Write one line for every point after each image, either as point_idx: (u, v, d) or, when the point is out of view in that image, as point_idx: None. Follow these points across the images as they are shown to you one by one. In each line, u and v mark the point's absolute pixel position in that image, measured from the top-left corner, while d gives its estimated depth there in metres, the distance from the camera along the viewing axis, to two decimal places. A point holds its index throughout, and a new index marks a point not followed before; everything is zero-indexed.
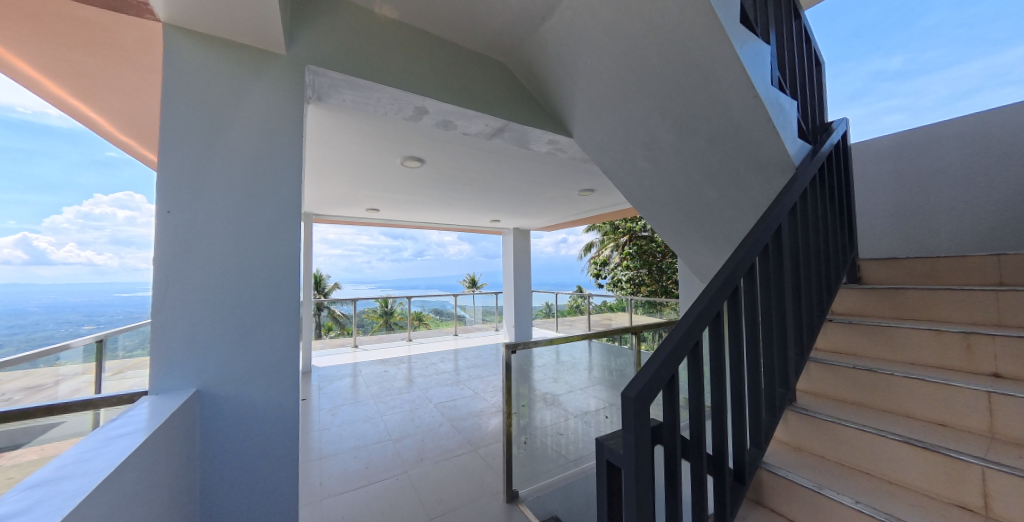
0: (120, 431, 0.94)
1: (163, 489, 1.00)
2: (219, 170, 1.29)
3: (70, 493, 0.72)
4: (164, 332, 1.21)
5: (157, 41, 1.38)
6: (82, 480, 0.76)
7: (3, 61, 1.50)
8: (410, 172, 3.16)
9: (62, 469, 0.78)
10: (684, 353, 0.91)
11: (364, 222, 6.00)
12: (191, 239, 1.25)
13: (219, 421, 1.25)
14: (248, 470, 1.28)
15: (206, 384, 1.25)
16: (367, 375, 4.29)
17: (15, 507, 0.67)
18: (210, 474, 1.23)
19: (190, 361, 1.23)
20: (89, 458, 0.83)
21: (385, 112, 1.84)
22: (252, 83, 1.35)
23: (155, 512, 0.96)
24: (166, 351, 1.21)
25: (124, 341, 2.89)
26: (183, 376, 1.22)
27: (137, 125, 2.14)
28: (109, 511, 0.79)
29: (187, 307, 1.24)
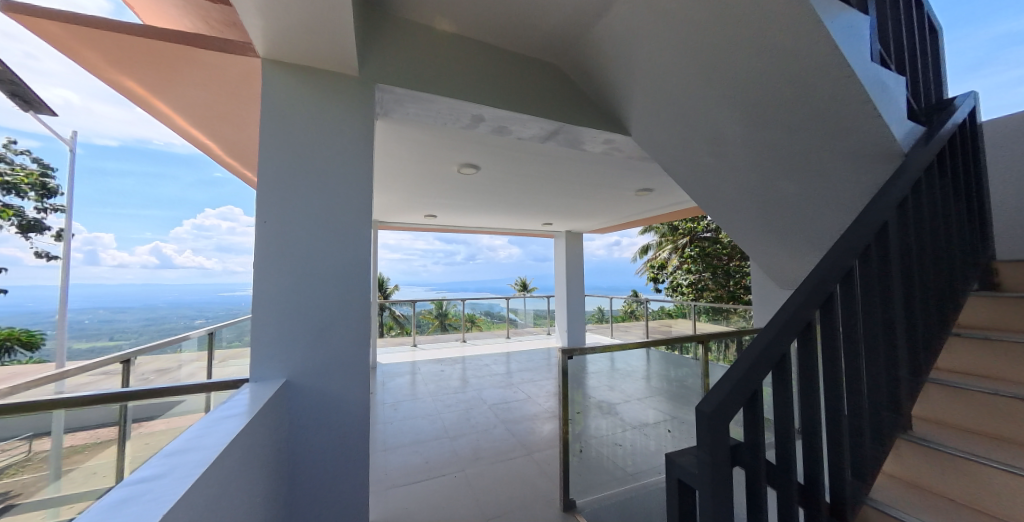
0: (229, 414, 1.09)
1: (259, 468, 1.13)
2: (308, 183, 1.45)
3: (194, 464, 0.84)
4: (261, 328, 1.38)
5: (259, 75, 1.59)
6: (201, 453, 0.89)
7: (146, 103, 1.83)
8: (464, 179, 3.28)
9: (187, 442, 0.92)
10: (769, 367, 0.83)
11: (423, 227, 6.34)
12: (283, 246, 1.41)
13: (303, 411, 1.39)
14: (329, 454, 1.42)
15: (293, 376, 1.39)
16: (425, 374, 4.50)
17: (155, 471, 0.80)
18: (296, 459, 1.37)
19: (281, 354, 1.39)
20: (206, 434, 0.97)
21: (445, 122, 1.93)
22: (331, 104, 1.50)
23: (254, 487, 1.09)
24: (264, 345, 1.38)
25: (226, 333, 3.22)
26: (275, 367, 1.38)
27: (239, 150, 2.48)
28: (221, 483, 0.91)
29: (279, 305, 1.40)
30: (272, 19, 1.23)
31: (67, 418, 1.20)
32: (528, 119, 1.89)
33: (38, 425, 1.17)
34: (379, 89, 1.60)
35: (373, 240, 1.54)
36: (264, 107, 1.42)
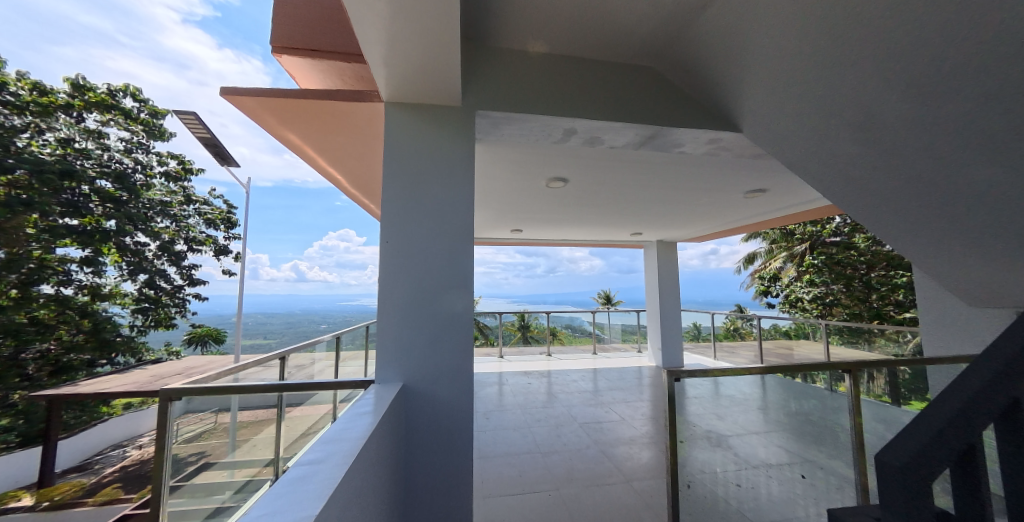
0: (362, 411, 1.26)
1: (386, 460, 1.27)
2: (423, 206, 1.63)
3: (346, 453, 0.98)
4: (384, 336, 1.56)
5: (381, 117, 1.85)
6: (348, 444, 1.03)
7: (299, 150, 2.27)
8: (551, 192, 3.31)
9: (336, 433, 1.08)
10: (985, 421, 0.74)
11: (506, 242, 6.57)
12: (401, 262, 1.59)
13: (416, 412, 1.54)
14: (440, 454, 1.54)
15: (408, 379, 1.55)
16: (513, 385, 4.58)
17: (317, 455, 0.95)
18: (412, 455, 1.52)
19: (400, 360, 1.56)
20: (348, 428, 1.12)
21: (537, 138, 1.99)
22: (441, 134, 1.68)
23: (382, 476, 1.23)
24: (387, 351, 1.56)
25: (346, 337, 3.43)
26: (395, 370, 1.55)
27: (361, 181, 2.91)
28: (364, 471, 1.04)
29: (397, 314, 1.57)
30: (396, 66, 1.43)
31: (239, 400, 1.53)
32: (623, 128, 1.84)
33: (220, 402, 1.51)
34: (480, 114, 1.73)
35: (475, 255, 1.66)
36: (387, 142, 1.65)
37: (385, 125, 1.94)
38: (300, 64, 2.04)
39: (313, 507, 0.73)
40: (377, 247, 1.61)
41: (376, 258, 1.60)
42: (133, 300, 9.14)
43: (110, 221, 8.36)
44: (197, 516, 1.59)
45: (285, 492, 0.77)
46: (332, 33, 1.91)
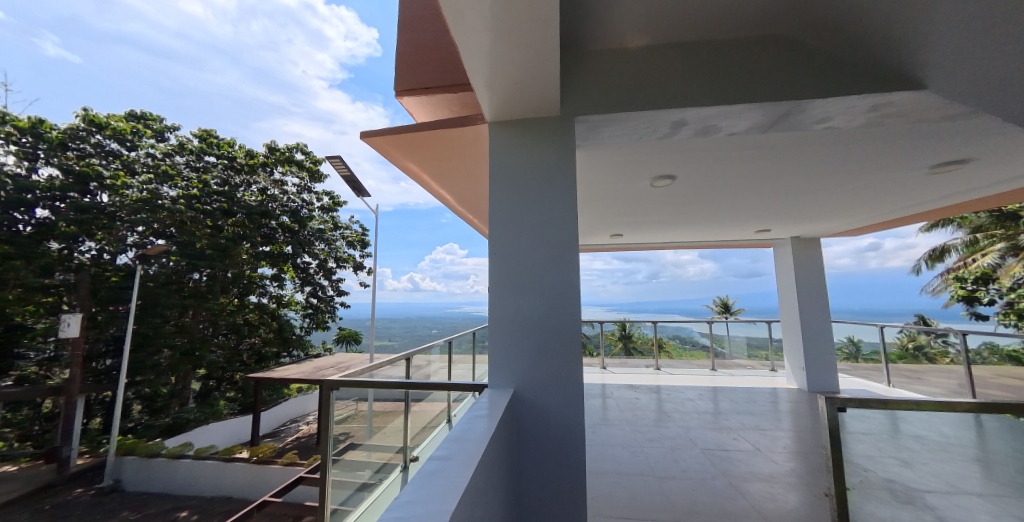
0: (479, 414, 1.35)
1: (502, 463, 1.33)
2: (528, 217, 1.69)
3: (472, 454, 1.06)
4: (497, 342, 1.66)
5: (485, 136, 1.97)
6: (470, 444, 1.11)
7: (419, 178, 2.59)
8: (657, 192, 3.09)
9: (459, 434, 1.17)
10: None
11: (606, 248, 6.34)
12: (509, 271, 1.67)
13: (527, 420, 1.57)
14: (551, 464, 1.54)
15: (519, 386, 1.60)
16: (618, 399, 4.34)
17: (445, 453, 1.06)
18: (526, 463, 1.55)
19: (511, 366, 1.62)
20: (469, 429, 1.21)
21: (642, 135, 1.88)
22: (541, 144, 1.73)
23: (500, 478, 1.28)
24: (498, 357, 1.64)
25: (457, 342, 3.65)
26: (507, 375, 1.62)
27: (470, 199, 3.16)
28: (486, 471, 1.11)
29: (506, 321, 1.65)
30: (498, 87, 1.53)
31: (374, 392, 1.84)
32: (745, 110, 1.61)
33: (359, 393, 1.86)
34: (579, 119, 1.72)
35: (581, 263, 1.63)
36: (492, 159, 1.75)
37: (490, 144, 2.06)
38: (418, 102, 2.34)
39: (448, 503, 0.81)
40: (487, 259, 1.73)
41: (487, 268, 1.71)
42: (302, 306, 11.57)
43: (288, 247, 10.91)
44: (349, 487, 1.91)
45: (422, 486, 0.87)
46: (442, 68, 2.14)
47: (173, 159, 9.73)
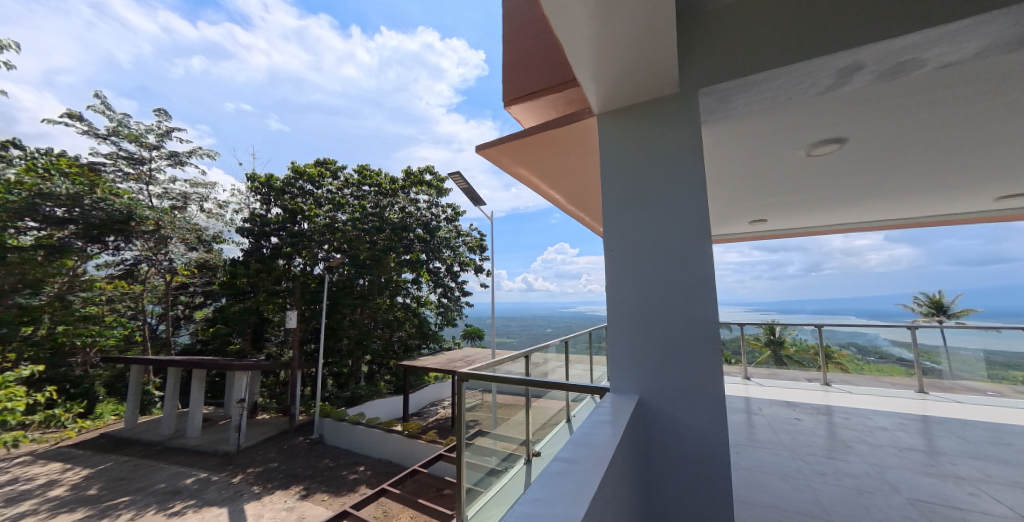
0: (603, 420, 1.30)
1: (630, 474, 1.26)
2: (647, 209, 1.55)
3: (598, 462, 1.02)
4: (617, 344, 1.58)
5: (594, 130, 1.91)
6: (596, 451, 1.08)
7: (530, 183, 2.67)
8: (814, 162, 2.52)
9: (583, 437, 1.15)
10: None
11: (745, 237, 5.48)
12: (628, 270, 1.58)
13: (657, 431, 1.45)
14: (685, 480, 1.40)
15: (646, 393, 1.48)
16: (770, 417, 3.66)
17: (570, 455, 1.06)
18: (658, 477, 1.44)
19: (635, 371, 1.52)
20: (593, 434, 1.18)
21: (793, 94, 1.56)
22: (659, 130, 1.58)
23: (629, 489, 1.22)
24: (620, 361, 1.56)
25: (577, 342, 3.59)
26: (630, 380, 1.53)
27: (582, 197, 3.11)
28: (613, 481, 1.07)
29: (626, 322, 1.56)
30: (607, 78, 1.47)
31: (497, 385, 1.97)
32: (974, 26, 1.20)
33: (484, 385, 2.00)
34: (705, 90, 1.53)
35: (714, 257, 1.43)
36: (603, 153, 1.68)
37: (599, 137, 1.98)
38: (524, 109, 2.42)
39: (577, 508, 0.83)
40: (603, 258, 1.66)
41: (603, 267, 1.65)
42: (435, 305, 13.34)
43: (423, 254, 12.54)
44: (480, 470, 2.07)
45: (548, 486, 0.92)
46: (544, 70, 2.16)
47: (343, 191, 12.30)
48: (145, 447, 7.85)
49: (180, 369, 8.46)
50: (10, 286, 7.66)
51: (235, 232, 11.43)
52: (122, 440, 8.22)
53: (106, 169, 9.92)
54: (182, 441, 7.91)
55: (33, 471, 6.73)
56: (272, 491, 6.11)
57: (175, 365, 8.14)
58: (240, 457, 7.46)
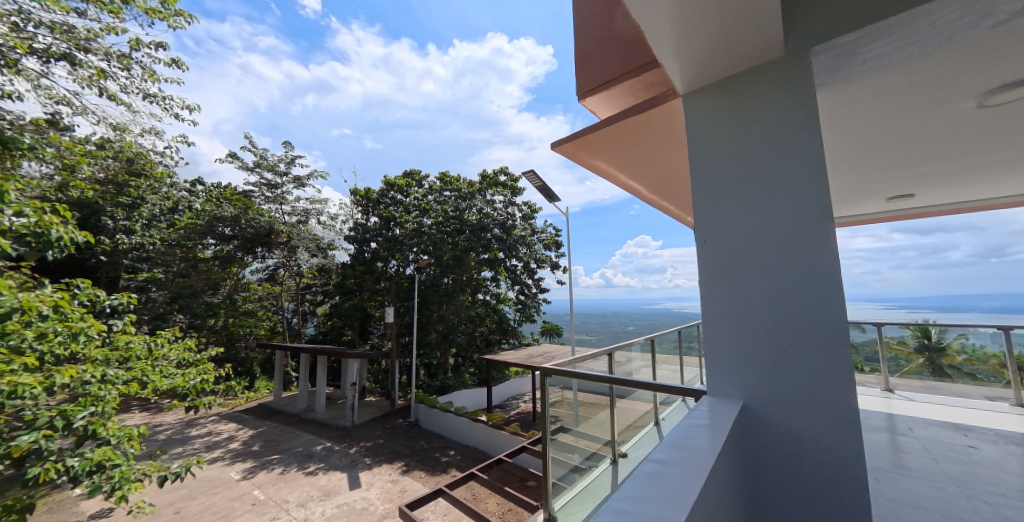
0: (700, 424, 1.21)
1: (735, 487, 1.14)
2: (746, 193, 1.39)
3: (698, 465, 0.96)
4: (714, 344, 1.45)
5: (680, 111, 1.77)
6: (694, 455, 1.01)
7: (611, 176, 2.57)
8: (987, 115, 1.98)
9: (679, 440, 1.09)
10: None
11: (878, 219, 4.53)
12: (724, 263, 1.43)
13: (765, 440, 1.30)
14: (802, 498, 1.23)
15: (750, 398, 1.34)
16: (924, 440, 2.97)
17: (665, 456, 1.02)
18: (768, 492, 1.29)
19: (737, 373, 1.38)
20: (689, 438, 1.10)
21: (957, 29, 1.27)
22: (758, 102, 1.40)
23: (734, 501, 1.11)
24: (718, 362, 1.43)
25: (666, 342, 3.36)
26: (730, 382, 1.40)
27: (668, 186, 2.88)
28: (716, 487, 0.99)
29: (725, 319, 1.42)
30: (695, 56, 1.36)
31: (578, 382, 1.96)
32: None
33: (565, 382, 2.01)
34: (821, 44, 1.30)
35: (838, 244, 1.21)
36: (692, 137, 1.55)
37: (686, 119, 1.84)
38: (600, 99, 2.34)
39: (674, 509, 0.80)
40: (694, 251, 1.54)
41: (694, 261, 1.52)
42: (514, 302, 13.71)
43: (501, 253, 12.97)
44: (564, 466, 2.11)
45: (644, 485, 0.90)
46: (620, 57, 2.07)
47: (428, 197, 13.36)
48: (287, 417, 9.60)
49: (308, 355, 10.13)
50: (202, 287, 10.84)
51: (343, 239, 13.25)
52: (272, 409, 10.19)
53: (255, 195, 12.45)
54: (312, 414, 9.48)
55: (218, 428, 8.73)
56: (380, 464, 6.95)
57: (305, 352, 9.78)
58: (355, 431, 8.66)
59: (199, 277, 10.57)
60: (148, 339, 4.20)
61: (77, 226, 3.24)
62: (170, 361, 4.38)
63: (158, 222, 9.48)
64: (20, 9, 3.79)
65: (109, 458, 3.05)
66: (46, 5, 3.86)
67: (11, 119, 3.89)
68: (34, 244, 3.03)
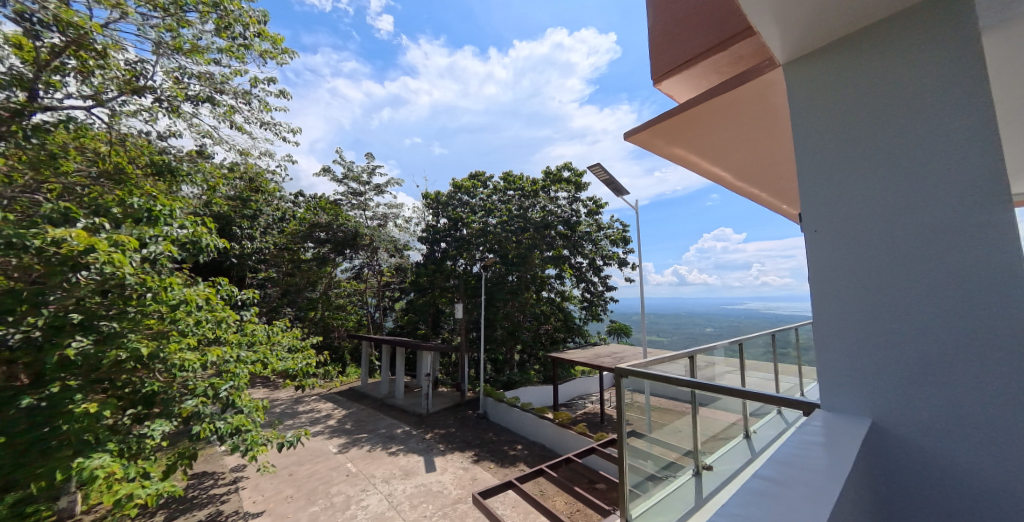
0: (815, 442, 1.12)
1: (861, 502, 1.06)
2: (860, 185, 1.41)
3: (816, 482, 0.91)
4: (825, 322, 1.48)
5: (778, 84, 1.72)
6: (813, 473, 0.94)
7: (695, 165, 2.41)
8: None
9: (791, 457, 1.03)
10: None
11: None
12: (837, 247, 1.45)
13: (890, 421, 1.28)
14: (937, 485, 1.18)
15: (868, 373, 1.34)
16: None
17: (774, 474, 0.98)
18: (895, 478, 1.25)
19: (853, 351, 1.39)
20: (805, 456, 1.03)
21: None
22: (871, 112, 1.40)
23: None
24: (831, 341, 1.46)
25: (757, 347, 3.01)
26: (843, 360, 1.41)
27: (760, 171, 2.62)
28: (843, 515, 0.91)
29: (840, 298, 1.44)
30: (798, 27, 1.43)
31: (651, 385, 1.87)
32: None
33: (638, 384, 1.92)
34: (951, 35, 1.24)
35: (978, 217, 1.16)
36: (801, 121, 1.60)
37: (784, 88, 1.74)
38: (677, 82, 2.20)
39: None
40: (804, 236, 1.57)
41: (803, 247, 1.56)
42: (579, 300, 13.47)
43: (566, 250, 12.78)
44: (639, 473, 2.05)
45: (754, 502, 0.88)
46: (699, 31, 1.91)
47: (493, 197, 13.71)
48: (373, 401, 10.65)
49: (389, 346, 11.08)
50: (303, 285, 12.66)
51: (417, 240, 14.23)
52: (359, 393, 11.39)
53: (343, 203, 14.00)
54: (393, 400, 10.38)
55: (318, 406, 10.03)
56: (453, 451, 7.35)
57: (386, 343, 10.72)
58: (430, 419, 9.28)
59: (302, 275, 12.53)
60: (267, 328, 4.94)
61: (218, 235, 3.92)
62: (283, 346, 5.14)
63: (272, 230, 11.70)
64: (178, 66, 4.59)
65: (244, 424, 3.71)
66: (195, 59, 4.65)
67: (175, 153, 4.95)
68: (191, 249, 3.79)
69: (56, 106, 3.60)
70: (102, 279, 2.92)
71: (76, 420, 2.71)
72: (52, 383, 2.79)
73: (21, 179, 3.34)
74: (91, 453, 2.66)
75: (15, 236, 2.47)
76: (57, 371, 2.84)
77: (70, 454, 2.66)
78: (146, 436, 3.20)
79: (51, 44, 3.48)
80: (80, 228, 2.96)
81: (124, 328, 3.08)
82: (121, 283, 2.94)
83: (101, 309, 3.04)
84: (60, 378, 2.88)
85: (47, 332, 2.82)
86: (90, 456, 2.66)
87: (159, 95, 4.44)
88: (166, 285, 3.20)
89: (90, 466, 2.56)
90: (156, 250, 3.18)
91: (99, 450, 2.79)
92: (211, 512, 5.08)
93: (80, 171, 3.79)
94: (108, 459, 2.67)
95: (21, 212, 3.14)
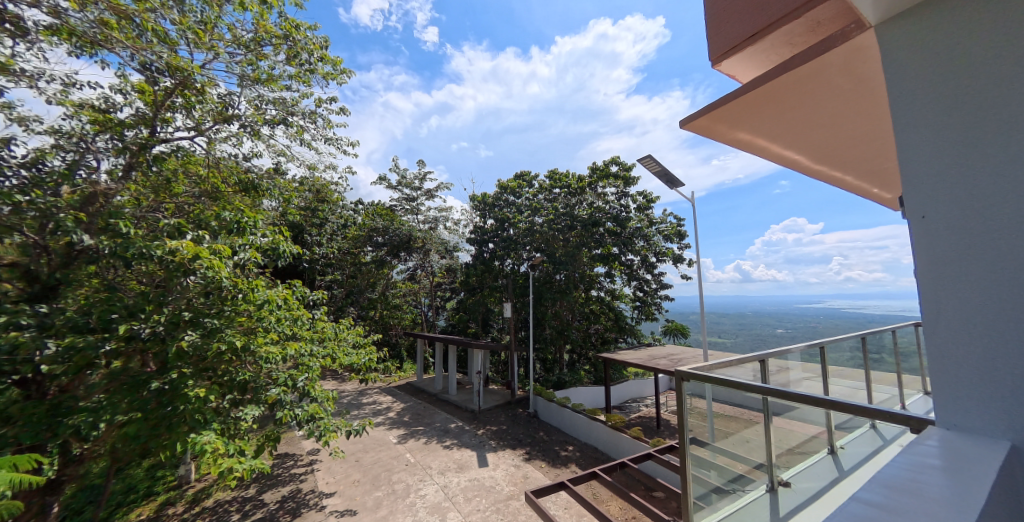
0: (933, 463, 0.96)
1: None
2: (989, 159, 1.17)
3: (935, 508, 0.79)
4: (940, 328, 1.25)
5: (867, 50, 1.52)
6: (932, 499, 0.82)
7: (762, 150, 2.20)
8: None
9: (902, 482, 0.90)
10: None
11: None
12: (954, 234, 1.22)
13: None
14: None
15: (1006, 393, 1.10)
16: None
17: (880, 499, 0.87)
18: None
19: (980, 364, 1.16)
20: (920, 479, 0.89)
21: None
22: (1002, 73, 1.16)
23: None
24: (949, 352, 1.23)
25: (842, 351, 2.66)
26: (968, 376, 1.17)
27: (844, 152, 2.32)
28: None
29: (959, 298, 1.21)
30: None
31: (714, 389, 1.73)
32: None
33: (700, 388, 1.79)
34: None
35: None
36: (904, 89, 1.37)
37: (872, 54, 1.53)
38: (738, 62, 2.03)
39: None
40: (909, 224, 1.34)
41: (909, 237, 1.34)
42: (631, 299, 13.10)
43: (616, 248, 12.34)
44: (703, 484, 1.93)
45: None
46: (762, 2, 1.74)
47: (540, 196, 13.66)
48: (428, 396, 11.13)
49: (441, 344, 11.50)
50: (364, 286, 13.56)
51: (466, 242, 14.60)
52: (415, 388, 11.96)
53: (398, 208, 14.76)
54: (446, 396, 10.74)
55: (379, 399, 10.70)
56: (504, 448, 7.45)
57: (439, 341, 11.14)
58: (482, 415, 9.49)
59: (363, 277, 13.43)
60: (334, 325, 5.35)
61: (291, 241, 4.32)
62: (347, 342, 5.54)
63: (337, 236, 12.64)
64: (258, 95, 5.17)
65: (317, 412, 4.07)
66: (271, 87, 5.20)
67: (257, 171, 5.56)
68: (271, 255, 4.23)
69: (170, 138, 4.17)
70: (206, 283, 3.37)
71: (190, 402, 3.20)
72: (172, 370, 3.19)
73: (147, 200, 3.98)
74: (201, 431, 3.10)
75: (144, 245, 2.90)
76: (176, 360, 3.25)
77: (186, 430, 3.12)
78: (241, 419, 3.70)
79: (166, 87, 4.12)
80: (189, 239, 3.44)
81: (223, 324, 3.55)
82: (220, 285, 3.36)
83: (205, 308, 3.49)
84: (177, 367, 3.31)
85: (168, 327, 3.24)
86: (200, 433, 3.12)
87: (244, 122, 5.01)
88: (253, 287, 3.61)
89: (200, 442, 2.99)
90: (244, 256, 3.62)
91: (206, 428, 3.24)
92: (292, 489, 5.64)
93: (187, 191, 4.42)
94: (213, 436, 3.09)
95: (147, 227, 3.64)
